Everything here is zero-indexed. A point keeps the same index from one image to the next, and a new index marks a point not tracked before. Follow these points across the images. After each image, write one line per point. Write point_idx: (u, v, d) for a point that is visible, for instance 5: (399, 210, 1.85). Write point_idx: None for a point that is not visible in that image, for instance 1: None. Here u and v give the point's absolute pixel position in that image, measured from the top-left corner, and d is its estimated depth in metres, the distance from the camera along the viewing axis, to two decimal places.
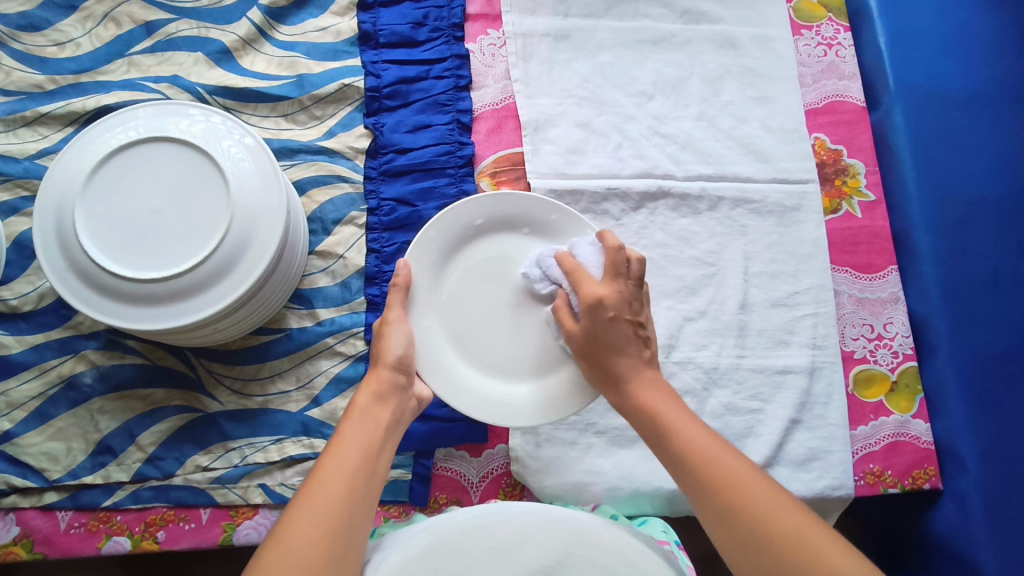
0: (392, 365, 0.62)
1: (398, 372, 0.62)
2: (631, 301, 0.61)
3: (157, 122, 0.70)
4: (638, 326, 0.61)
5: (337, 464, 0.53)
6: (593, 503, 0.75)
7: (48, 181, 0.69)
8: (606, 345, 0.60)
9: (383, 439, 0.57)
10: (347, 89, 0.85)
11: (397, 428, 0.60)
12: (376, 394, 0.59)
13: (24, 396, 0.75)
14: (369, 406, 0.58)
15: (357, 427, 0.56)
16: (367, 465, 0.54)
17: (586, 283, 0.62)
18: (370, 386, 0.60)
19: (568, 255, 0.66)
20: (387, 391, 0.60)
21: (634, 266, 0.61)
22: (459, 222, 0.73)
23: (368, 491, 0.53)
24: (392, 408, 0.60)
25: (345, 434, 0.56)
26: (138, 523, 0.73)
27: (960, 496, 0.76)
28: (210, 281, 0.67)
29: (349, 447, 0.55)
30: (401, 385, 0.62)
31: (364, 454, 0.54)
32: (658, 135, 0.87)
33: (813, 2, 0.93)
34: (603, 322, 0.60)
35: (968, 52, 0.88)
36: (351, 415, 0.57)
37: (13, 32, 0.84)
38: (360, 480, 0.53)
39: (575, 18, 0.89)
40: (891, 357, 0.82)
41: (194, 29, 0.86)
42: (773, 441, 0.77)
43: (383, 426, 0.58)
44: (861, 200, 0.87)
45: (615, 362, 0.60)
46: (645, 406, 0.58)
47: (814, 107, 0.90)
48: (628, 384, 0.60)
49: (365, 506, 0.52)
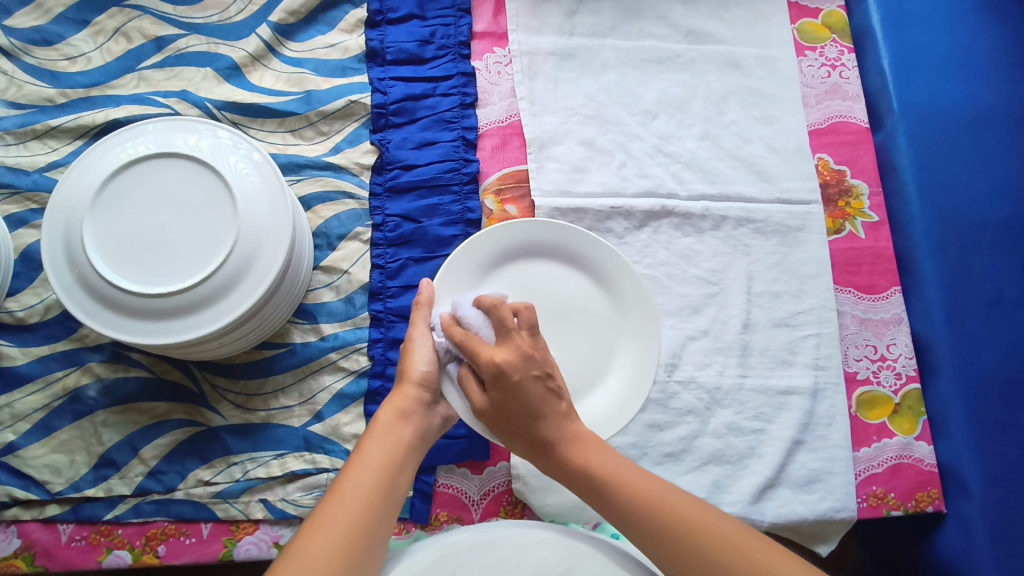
0: (418, 382, 0.61)
1: (423, 389, 0.62)
2: (532, 352, 0.57)
3: (168, 138, 0.71)
4: (546, 376, 0.57)
5: (353, 483, 0.53)
6: (593, 522, 0.75)
7: (58, 197, 0.69)
8: (521, 412, 0.56)
9: (403, 457, 0.57)
10: (355, 105, 0.86)
11: (420, 447, 0.60)
12: (399, 411, 0.59)
13: (28, 408, 0.75)
14: (390, 424, 0.58)
15: (377, 445, 0.56)
16: (385, 483, 0.54)
17: (481, 348, 0.58)
18: (393, 403, 0.59)
19: (456, 323, 0.62)
20: (410, 408, 0.60)
21: (525, 315, 0.58)
22: (532, 233, 0.74)
23: (386, 511, 0.53)
24: (413, 425, 0.59)
25: (364, 451, 0.56)
26: (139, 537, 0.74)
27: (964, 520, 0.76)
28: (215, 298, 0.67)
29: (367, 464, 0.54)
30: (425, 403, 0.61)
31: (381, 473, 0.54)
32: (662, 154, 0.87)
33: (817, 23, 0.94)
34: (508, 388, 0.56)
35: (972, 75, 0.88)
36: (371, 434, 0.57)
37: (26, 46, 0.85)
38: (379, 500, 0.53)
39: (581, 37, 0.90)
40: (894, 378, 0.82)
41: (204, 45, 0.87)
42: (776, 462, 0.77)
43: (404, 444, 0.57)
44: (864, 221, 0.87)
45: (538, 431, 0.57)
46: (575, 468, 0.56)
47: (819, 127, 0.90)
48: (557, 451, 0.57)
49: (380, 526, 0.52)
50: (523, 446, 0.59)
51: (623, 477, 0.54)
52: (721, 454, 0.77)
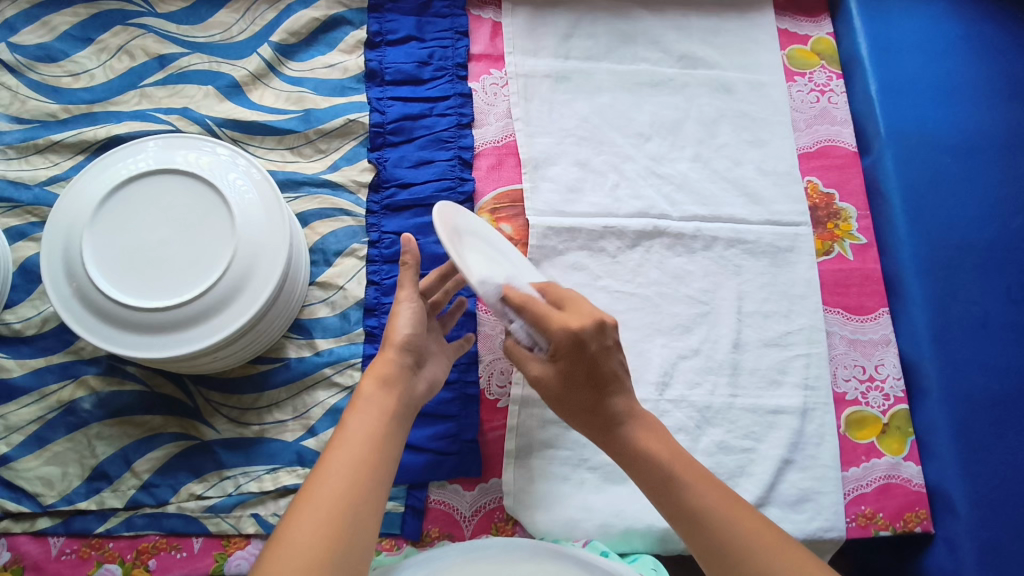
0: (399, 346, 0.63)
1: (403, 354, 0.63)
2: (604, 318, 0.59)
3: (167, 155, 0.72)
4: (616, 345, 0.60)
5: (340, 455, 0.54)
6: (585, 539, 0.75)
7: (58, 212, 0.71)
8: (591, 380, 0.60)
9: (388, 424, 0.57)
10: (353, 124, 0.87)
11: (405, 412, 0.60)
12: (381, 379, 0.60)
13: (22, 420, 0.76)
14: (373, 395, 0.58)
15: (362, 415, 0.57)
16: (371, 454, 0.54)
17: (554, 313, 0.59)
18: (376, 370, 0.60)
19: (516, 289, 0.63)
20: (392, 374, 0.61)
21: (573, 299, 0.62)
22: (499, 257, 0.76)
23: (375, 482, 0.53)
24: (397, 392, 0.60)
25: (351, 423, 0.56)
26: (129, 550, 0.74)
27: (952, 540, 0.76)
28: (211, 313, 0.68)
29: (353, 438, 0.55)
30: (407, 369, 0.62)
31: (367, 446, 0.55)
32: (654, 175, 0.89)
33: (806, 50, 0.96)
34: (583, 354, 0.58)
35: (957, 103, 0.91)
36: (356, 404, 0.58)
37: (31, 63, 0.87)
38: (365, 471, 0.53)
39: (576, 61, 0.93)
40: (883, 399, 0.83)
41: (205, 64, 0.89)
42: (765, 480, 0.77)
43: (388, 412, 0.58)
44: (853, 243, 0.89)
45: (608, 403, 0.61)
46: (634, 447, 0.60)
47: (808, 151, 0.92)
48: (622, 428, 0.61)
49: (371, 498, 0.52)
50: (586, 424, 0.62)
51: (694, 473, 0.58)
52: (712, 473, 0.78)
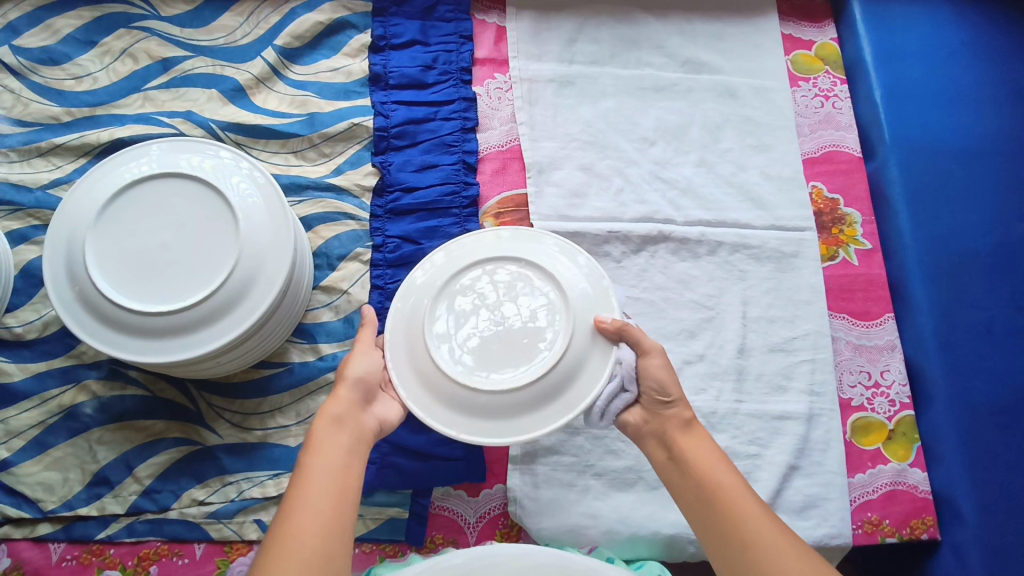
0: (349, 385, 0.63)
1: (354, 392, 0.63)
2: None
3: (171, 158, 0.72)
4: None
5: (300, 494, 0.54)
6: (590, 546, 0.75)
7: (61, 215, 0.70)
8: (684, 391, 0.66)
9: (345, 456, 0.58)
10: (357, 127, 0.87)
11: (363, 442, 0.61)
12: (333, 419, 0.60)
13: (22, 425, 0.75)
14: (326, 434, 0.59)
15: (317, 453, 0.57)
16: (331, 488, 0.55)
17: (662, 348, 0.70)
18: (327, 411, 0.60)
19: None
20: (344, 413, 0.61)
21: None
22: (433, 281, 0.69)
23: (338, 513, 0.54)
24: (350, 427, 0.60)
25: (307, 462, 0.57)
26: (131, 556, 0.73)
27: (958, 548, 0.76)
28: (214, 318, 0.67)
29: (312, 475, 0.56)
30: (360, 405, 0.62)
31: (325, 481, 0.55)
32: (659, 180, 0.89)
33: (810, 56, 0.96)
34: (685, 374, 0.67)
35: (961, 109, 0.91)
36: (310, 445, 0.58)
37: (34, 65, 0.87)
38: (328, 505, 0.54)
39: (580, 65, 0.93)
40: (888, 405, 0.82)
41: (209, 67, 0.89)
42: (771, 486, 0.77)
43: (343, 447, 0.58)
44: (857, 248, 0.88)
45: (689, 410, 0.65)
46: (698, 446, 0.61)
47: (812, 156, 0.92)
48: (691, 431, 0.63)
49: (337, 527, 0.53)
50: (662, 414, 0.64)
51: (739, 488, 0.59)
52: None
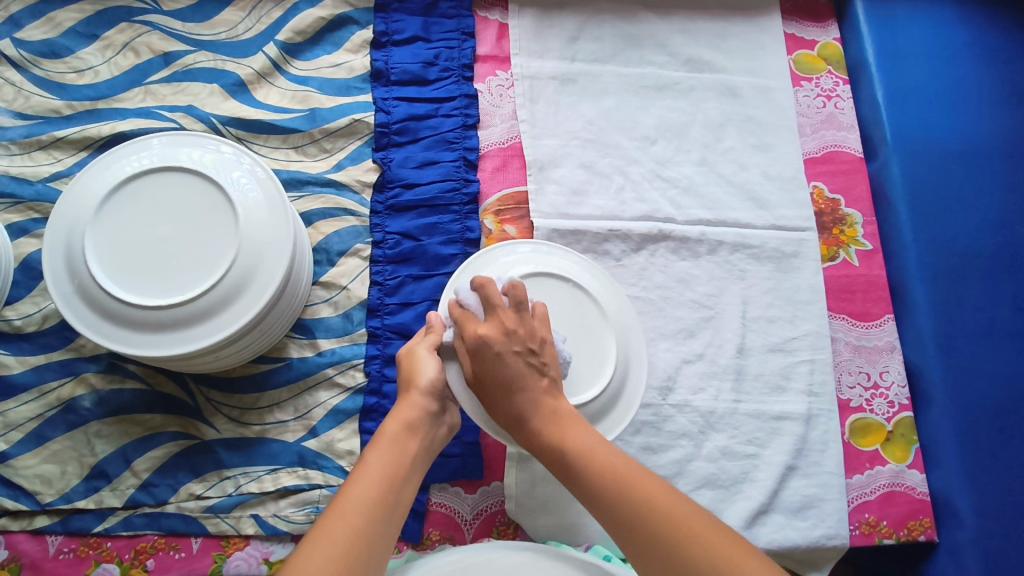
0: (425, 391, 0.61)
1: (429, 399, 0.61)
2: (514, 329, 0.59)
3: (171, 152, 0.72)
4: (529, 352, 0.59)
5: (357, 493, 0.52)
6: (586, 543, 0.75)
7: (60, 208, 0.70)
8: (498, 385, 0.59)
9: (408, 468, 0.56)
10: (357, 123, 0.87)
11: (425, 458, 0.59)
12: (406, 424, 0.58)
13: (21, 417, 0.75)
14: (398, 436, 0.57)
15: (382, 456, 0.55)
16: (388, 496, 0.53)
17: (471, 322, 0.61)
18: (400, 414, 0.59)
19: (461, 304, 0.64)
20: (418, 420, 0.59)
21: (515, 290, 0.61)
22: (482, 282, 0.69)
23: (386, 524, 0.52)
24: (420, 439, 0.59)
25: (371, 460, 0.55)
26: (128, 550, 0.73)
27: (955, 549, 0.76)
28: (215, 311, 0.68)
29: (372, 476, 0.54)
30: (431, 414, 0.60)
31: (387, 483, 0.54)
32: (659, 178, 0.88)
33: (813, 55, 0.96)
34: (488, 359, 0.59)
35: (963, 110, 0.91)
36: (377, 445, 0.56)
37: (35, 58, 0.87)
38: (382, 512, 0.52)
39: (582, 63, 0.92)
40: (887, 406, 0.82)
41: (210, 62, 0.88)
42: (769, 487, 0.77)
43: (410, 457, 0.57)
44: (858, 249, 0.88)
45: (513, 404, 0.58)
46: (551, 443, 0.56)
47: (814, 156, 0.92)
48: (531, 423, 0.58)
49: (381, 542, 0.51)
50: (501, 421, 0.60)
51: (600, 460, 0.54)
52: (715, 479, 0.77)
